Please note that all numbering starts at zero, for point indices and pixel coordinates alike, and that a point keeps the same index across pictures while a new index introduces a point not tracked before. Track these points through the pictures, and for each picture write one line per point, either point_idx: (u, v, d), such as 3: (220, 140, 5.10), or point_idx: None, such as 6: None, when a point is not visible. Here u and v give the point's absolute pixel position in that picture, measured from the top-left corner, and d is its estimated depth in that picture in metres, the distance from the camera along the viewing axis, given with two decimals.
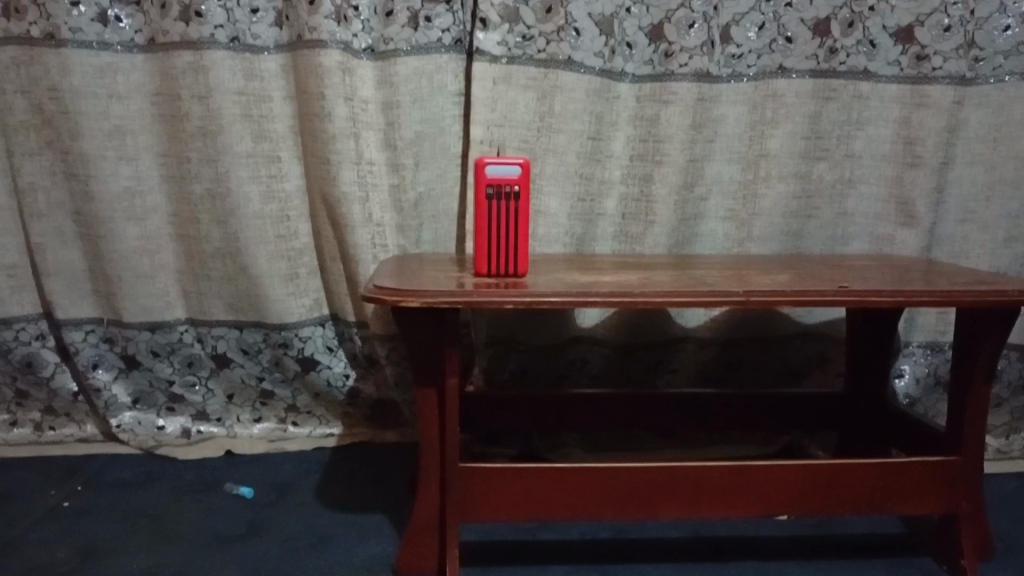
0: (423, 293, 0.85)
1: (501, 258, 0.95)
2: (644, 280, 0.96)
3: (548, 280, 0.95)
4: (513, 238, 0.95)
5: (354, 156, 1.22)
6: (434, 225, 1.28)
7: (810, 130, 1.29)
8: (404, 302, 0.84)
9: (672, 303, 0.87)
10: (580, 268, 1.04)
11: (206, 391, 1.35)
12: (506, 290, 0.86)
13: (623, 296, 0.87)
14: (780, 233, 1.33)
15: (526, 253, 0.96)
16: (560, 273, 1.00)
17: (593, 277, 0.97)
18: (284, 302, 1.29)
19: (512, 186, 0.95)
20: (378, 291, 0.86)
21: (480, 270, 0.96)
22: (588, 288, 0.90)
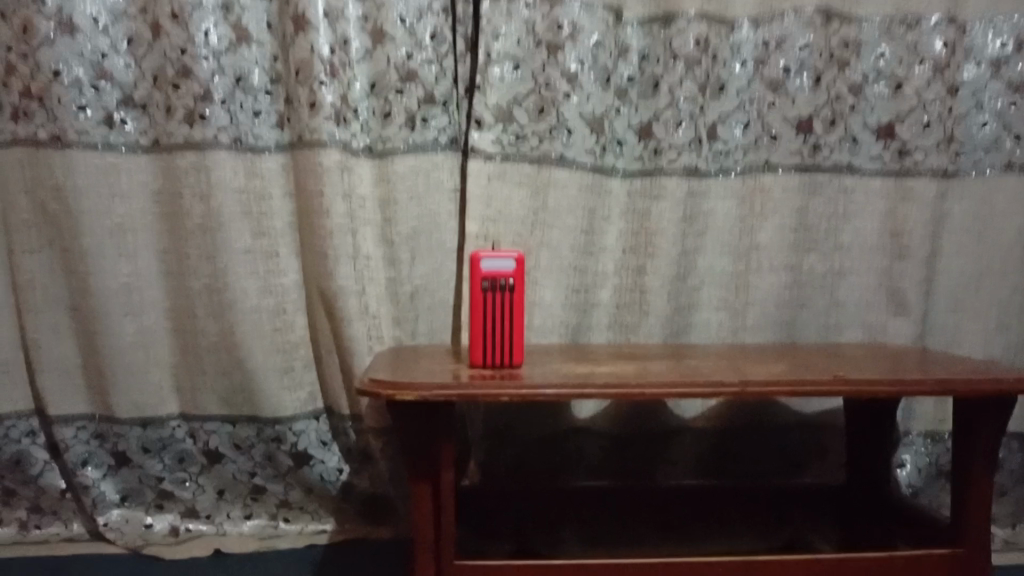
0: (421, 386, 0.85)
1: (497, 349, 0.96)
2: (639, 371, 0.96)
3: (543, 371, 0.95)
4: (509, 331, 0.96)
5: (351, 251, 1.23)
6: (431, 318, 1.29)
7: (799, 222, 1.32)
8: (400, 396, 0.84)
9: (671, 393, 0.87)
10: (575, 359, 1.05)
11: (196, 486, 1.32)
12: (503, 384, 0.86)
13: (621, 386, 0.88)
14: (774, 323, 1.34)
15: (522, 345, 0.97)
16: (554, 363, 1.00)
17: (588, 368, 0.97)
18: (278, 396, 1.28)
19: (507, 279, 0.96)
20: (374, 384, 0.86)
21: (476, 362, 0.96)
22: (584, 378, 0.90)
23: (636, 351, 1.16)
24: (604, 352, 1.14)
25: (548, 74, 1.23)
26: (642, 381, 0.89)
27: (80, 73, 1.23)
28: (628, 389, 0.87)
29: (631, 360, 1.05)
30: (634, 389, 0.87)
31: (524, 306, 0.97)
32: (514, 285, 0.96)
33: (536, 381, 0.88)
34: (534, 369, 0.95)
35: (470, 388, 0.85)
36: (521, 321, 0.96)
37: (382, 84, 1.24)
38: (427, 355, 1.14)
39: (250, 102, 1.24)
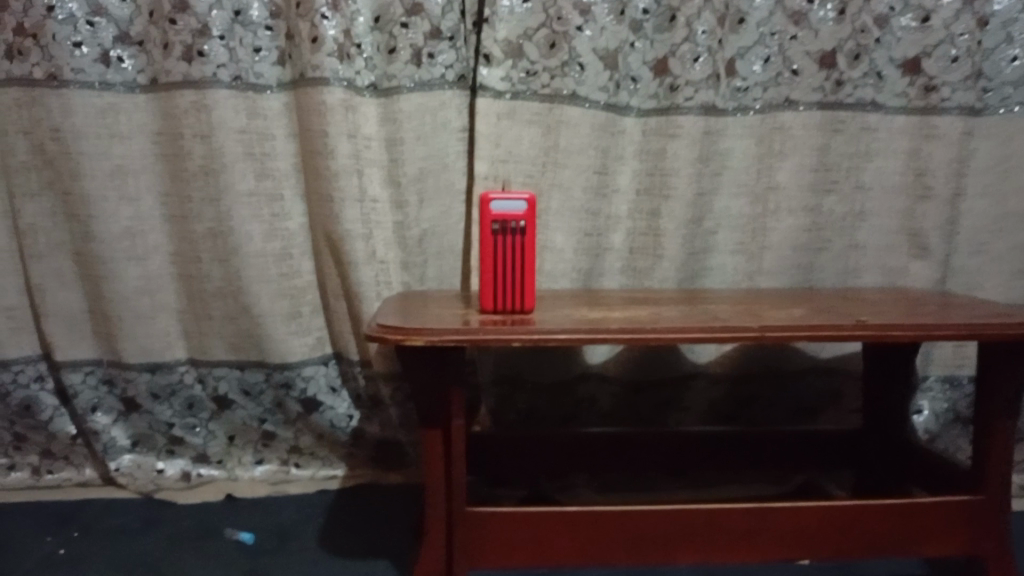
0: (429, 331, 0.83)
1: (507, 294, 0.93)
2: (654, 316, 0.93)
3: (554, 316, 0.92)
4: (519, 275, 0.93)
5: (357, 194, 1.20)
6: (439, 261, 1.26)
7: (819, 162, 1.28)
8: (409, 341, 0.82)
9: (689, 337, 0.85)
10: (586, 304, 1.02)
11: (207, 432, 1.32)
12: (513, 328, 0.84)
13: (636, 331, 0.85)
14: (791, 266, 1.31)
15: (534, 290, 0.94)
16: (565, 309, 0.97)
17: (601, 313, 0.95)
18: (286, 341, 1.26)
19: (517, 221, 0.93)
20: (381, 329, 0.84)
21: (486, 307, 0.94)
22: (596, 324, 0.87)
23: (650, 295, 1.14)
24: (617, 296, 1.11)
25: (559, 6, 1.17)
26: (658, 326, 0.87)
27: (73, 8, 1.18)
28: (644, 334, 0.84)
29: (645, 305, 1.02)
30: (649, 333, 0.85)
31: (536, 249, 0.94)
32: (526, 227, 0.93)
33: (548, 326, 0.86)
34: (543, 315, 0.93)
35: (480, 332, 0.82)
36: (533, 264, 0.94)
37: (387, 18, 1.18)
38: (436, 300, 1.11)
39: (250, 38, 1.19)
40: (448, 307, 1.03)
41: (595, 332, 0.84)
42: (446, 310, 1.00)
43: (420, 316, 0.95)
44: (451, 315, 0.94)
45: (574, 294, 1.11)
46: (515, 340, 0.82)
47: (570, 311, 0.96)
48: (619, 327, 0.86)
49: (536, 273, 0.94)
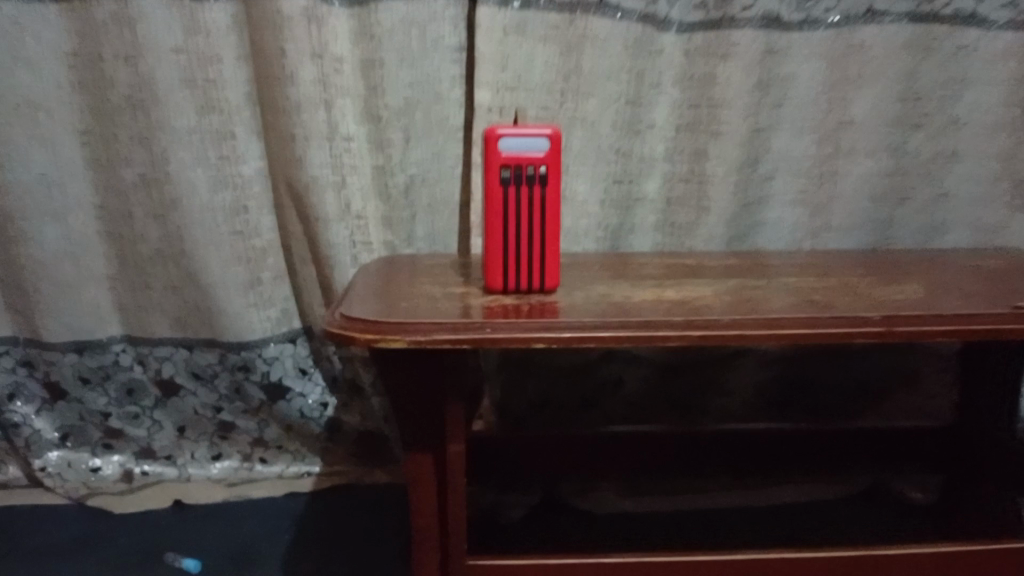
0: (414, 327, 0.58)
1: (521, 265, 0.69)
2: (729, 297, 0.67)
3: (587, 299, 0.67)
4: (536, 241, 0.69)
5: (326, 130, 0.94)
6: (430, 217, 1.01)
7: (906, 90, 1.02)
8: (385, 342, 0.57)
9: (786, 336, 0.58)
10: (628, 278, 0.76)
11: (152, 423, 1.10)
12: (532, 319, 0.59)
13: (710, 326, 0.59)
14: (863, 221, 1.07)
15: (559, 260, 0.70)
16: (603, 288, 0.72)
17: (653, 292, 0.69)
18: (243, 316, 1.02)
19: (535, 167, 0.68)
20: (348, 324, 0.60)
21: (495, 285, 0.70)
22: (651, 312, 0.61)
23: (711, 262, 0.89)
24: (660, 264, 0.86)
25: None
26: (738, 315, 0.60)
27: None
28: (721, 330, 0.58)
29: (707, 279, 0.77)
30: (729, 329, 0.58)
31: (560, 205, 0.69)
32: (547, 174, 0.68)
33: (584, 317, 0.60)
34: (571, 298, 0.67)
35: (488, 331, 0.58)
36: (555, 225, 0.69)
37: None
38: (428, 272, 0.87)
39: None
40: (440, 284, 0.79)
41: (651, 327, 0.58)
42: (434, 288, 0.76)
43: (394, 299, 0.71)
44: (442, 297, 0.70)
45: (605, 261, 0.86)
46: (536, 341, 0.57)
47: (607, 291, 0.70)
48: (684, 319, 0.60)
49: (560, 237, 0.70)
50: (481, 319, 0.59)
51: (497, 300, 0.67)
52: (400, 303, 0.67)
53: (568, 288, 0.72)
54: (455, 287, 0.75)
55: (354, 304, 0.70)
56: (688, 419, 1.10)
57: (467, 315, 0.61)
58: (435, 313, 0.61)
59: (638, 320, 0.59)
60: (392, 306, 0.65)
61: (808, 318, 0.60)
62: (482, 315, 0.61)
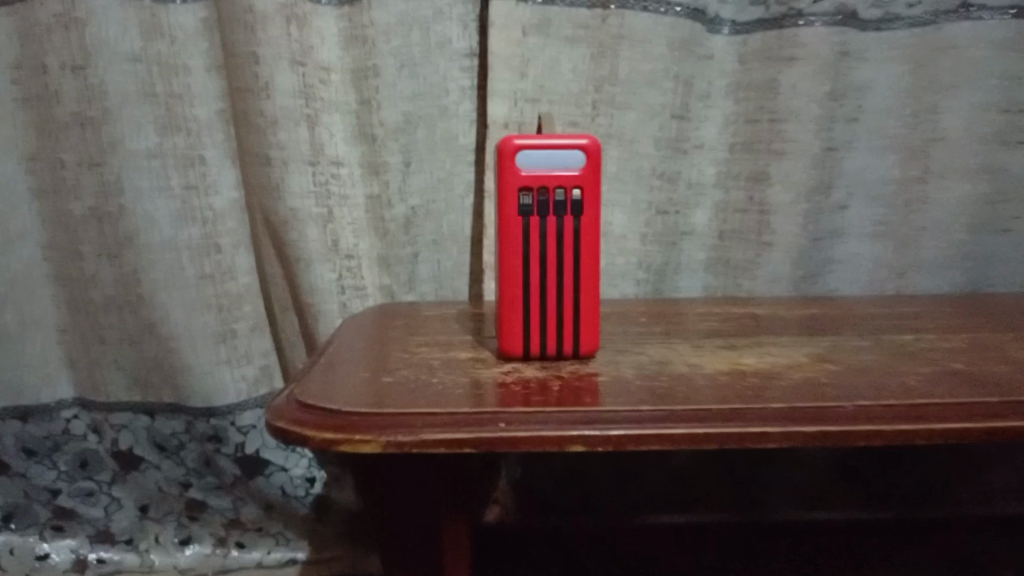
0: (403, 421, 0.39)
1: (547, 323, 0.52)
2: (836, 364, 0.49)
3: (638, 368, 0.49)
4: (568, 291, 0.52)
5: (308, 151, 0.78)
6: (435, 257, 0.84)
7: (1011, 98, 0.84)
8: (357, 448, 0.38)
9: (940, 432, 0.39)
10: (688, 334, 0.58)
11: (110, 500, 0.91)
12: (572, 407, 0.40)
13: (828, 414, 0.40)
14: (959, 256, 0.88)
15: (598, 315, 0.53)
16: (659, 349, 0.53)
17: (730, 358, 0.50)
18: (213, 375, 0.86)
19: (566, 190, 0.51)
20: (304, 416, 0.40)
21: (514, 348, 0.52)
22: (735, 392, 0.43)
23: (780, 310, 0.69)
24: (723, 309, 0.69)
25: None
26: (863, 399, 0.42)
27: None
28: (847, 425, 0.39)
29: (794, 334, 0.58)
30: (857, 424, 0.39)
31: (599, 242, 0.52)
32: (582, 200, 0.51)
33: (643, 400, 0.41)
34: (616, 366, 0.49)
35: (504, 425, 0.39)
36: (593, 269, 0.52)
37: None
38: (430, 323, 0.68)
39: None
40: (440, 339, 0.60)
41: (744, 418, 0.39)
42: (429, 347, 0.57)
43: (373, 364, 0.52)
44: (439, 363, 0.51)
45: (653, 310, 0.68)
46: (576, 441, 0.38)
47: (664, 355, 0.52)
48: (791, 403, 0.41)
49: (599, 284, 0.52)
50: (494, 406, 0.41)
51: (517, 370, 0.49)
52: (380, 375, 0.48)
53: (610, 349, 0.55)
54: (457, 348, 0.56)
55: (317, 372, 0.50)
56: (748, 503, 0.90)
57: (474, 400, 0.42)
58: (428, 396, 0.43)
59: (722, 404, 0.40)
60: (367, 380, 0.47)
61: (963, 403, 0.42)
62: (496, 399, 0.42)
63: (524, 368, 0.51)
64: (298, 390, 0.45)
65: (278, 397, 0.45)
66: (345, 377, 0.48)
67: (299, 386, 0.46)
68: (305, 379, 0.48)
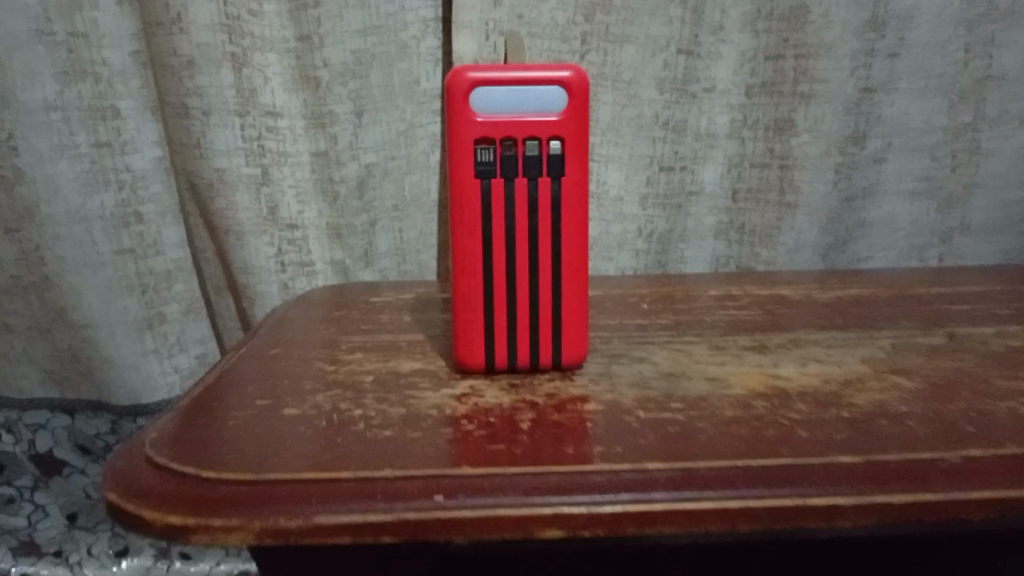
0: (304, 496, 0.29)
1: (517, 324, 0.40)
2: (910, 383, 0.36)
3: (644, 397, 0.36)
4: (545, 280, 0.39)
5: (235, 99, 0.64)
6: (396, 225, 0.70)
7: None
8: (236, 538, 0.28)
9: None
10: (705, 330, 0.45)
11: (34, 509, 0.75)
12: (542, 467, 0.30)
13: (887, 475, 0.29)
14: (1011, 218, 0.75)
15: (586, 313, 0.40)
16: (670, 355, 0.40)
17: (764, 373, 0.38)
18: (139, 367, 0.73)
19: (541, 143, 0.37)
20: (177, 483, 0.30)
21: (473, 356, 0.40)
22: (765, 435, 0.32)
23: (814, 290, 0.56)
24: (743, 291, 0.56)
25: None
26: (935, 448, 0.31)
27: None
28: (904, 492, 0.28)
29: (843, 328, 0.45)
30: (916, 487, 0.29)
31: (586, 214, 0.39)
32: (563, 157, 0.38)
33: (640, 456, 0.30)
34: (614, 391, 0.36)
35: (442, 497, 0.29)
36: (580, 252, 0.39)
37: None
38: (383, 312, 0.54)
39: None
40: (383, 340, 0.47)
41: (771, 483, 0.29)
42: (363, 352, 0.44)
43: (285, 383, 0.39)
44: (367, 387, 0.38)
45: (658, 292, 0.55)
46: (544, 526, 0.28)
47: (676, 367, 0.39)
48: (839, 458, 0.30)
49: (586, 272, 0.40)
50: (433, 468, 0.30)
51: (472, 401, 0.36)
52: (283, 411, 0.36)
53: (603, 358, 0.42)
54: (399, 356, 0.43)
55: (202, 402, 0.37)
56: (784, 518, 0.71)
57: (410, 457, 0.31)
58: (347, 451, 0.32)
59: (746, 462, 0.30)
60: (262, 425, 0.34)
61: None
62: (439, 453, 0.31)
63: (486, 387, 0.38)
64: (158, 447, 0.32)
65: (130, 454, 0.32)
66: (234, 417, 0.35)
67: (166, 434, 0.34)
68: (179, 419, 0.35)
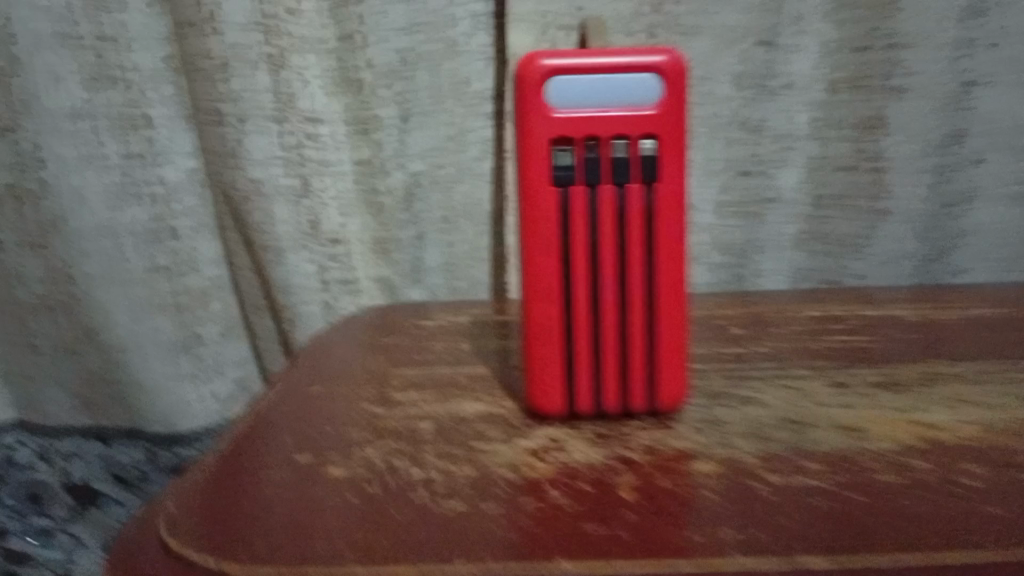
0: None
1: (603, 351, 0.36)
2: None
3: (765, 452, 0.33)
4: (636, 299, 0.36)
5: (271, 104, 0.59)
6: (445, 239, 0.64)
7: None
8: None
9: None
10: (821, 363, 0.41)
11: (68, 541, 0.63)
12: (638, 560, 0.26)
13: None
14: None
15: (683, 336, 0.36)
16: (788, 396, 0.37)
17: (910, 422, 0.34)
18: (172, 392, 0.69)
19: (631, 143, 0.34)
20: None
21: (554, 385, 0.37)
22: (903, 513, 0.28)
23: (932, 311, 0.48)
24: (846, 313, 0.48)
25: None
26: None
27: None
28: None
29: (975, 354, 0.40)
30: None
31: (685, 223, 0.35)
32: (657, 159, 0.34)
33: (750, 547, 0.27)
34: (727, 445, 0.34)
35: None
36: (677, 264, 0.36)
37: None
38: (436, 338, 0.49)
39: None
40: (439, 374, 0.43)
41: None
42: (419, 392, 0.40)
43: (330, 430, 0.37)
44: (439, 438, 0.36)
45: (748, 312, 0.50)
46: None
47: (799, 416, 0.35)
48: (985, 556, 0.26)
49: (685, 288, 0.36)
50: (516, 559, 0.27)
51: (551, 463, 0.33)
52: (328, 472, 0.33)
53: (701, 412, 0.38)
54: (459, 397, 0.40)
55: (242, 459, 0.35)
56: None
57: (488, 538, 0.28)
58: (417, 530, 0.28)
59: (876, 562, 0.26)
60: (309, 491, 0.32)
61: None
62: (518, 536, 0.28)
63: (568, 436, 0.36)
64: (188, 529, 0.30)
65: (154, 536, 0.30)
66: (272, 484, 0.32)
67: (199, 507, 0.31)
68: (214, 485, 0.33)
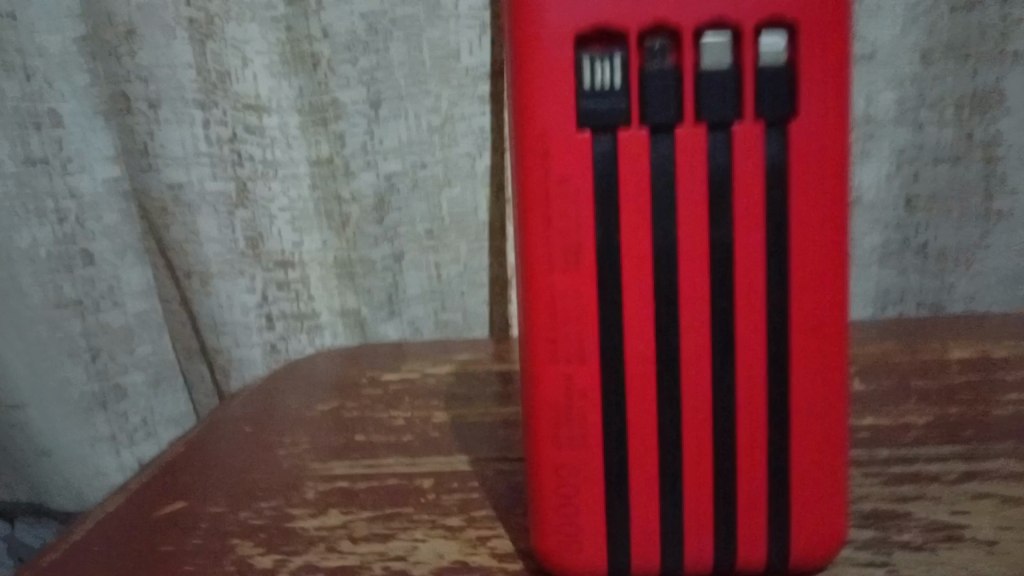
0: None
1: (684, 412, 0.24)
2: None
3: None
4: (745, 326, 0.24)
5: (197, 82, 0.45)
6: (430, 259, 0.50)
7: None
8: None
9: None
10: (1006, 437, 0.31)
11: None
12: None
13: None
14: None
15: (829, 369, 0.24)
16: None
17: None
18: (85, 456, 0.54)
19: (740, 40, 0.22)
20: None
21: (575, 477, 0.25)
22: None
23: None
24: (1004, 355, 0.38)
25: None
26: None
27: None
28: None
29: None
30: None
31: (840, 191, 0.23)
32: (789, 70, 0.22)
33: None
34: None
35: None
36: (830, 266, 0.23)
37: None
38: (396, 406, 0.36)
39: None
40: (383, 479, 0.30)
41: None
42: (343, 515, 0.28)
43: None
44: None
45: (874, 356, 0.39)
46: None
47: None
48: None
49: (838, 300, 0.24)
50: None
51: None
52: None
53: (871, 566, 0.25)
54: (410, 530, 0.27)
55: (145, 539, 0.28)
56: None
57: None
58: None
59: None
60: None
61: None
62: None
63: None
64: None
65: None
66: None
67: None
68: None
